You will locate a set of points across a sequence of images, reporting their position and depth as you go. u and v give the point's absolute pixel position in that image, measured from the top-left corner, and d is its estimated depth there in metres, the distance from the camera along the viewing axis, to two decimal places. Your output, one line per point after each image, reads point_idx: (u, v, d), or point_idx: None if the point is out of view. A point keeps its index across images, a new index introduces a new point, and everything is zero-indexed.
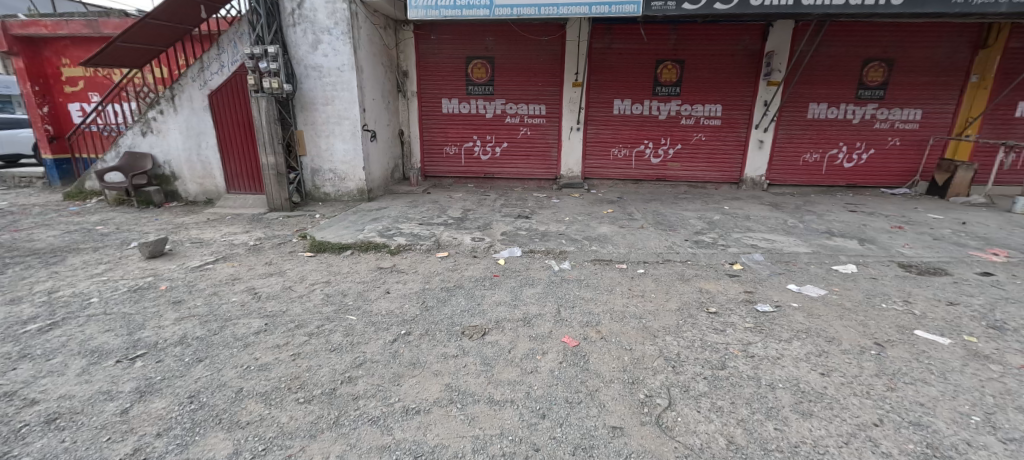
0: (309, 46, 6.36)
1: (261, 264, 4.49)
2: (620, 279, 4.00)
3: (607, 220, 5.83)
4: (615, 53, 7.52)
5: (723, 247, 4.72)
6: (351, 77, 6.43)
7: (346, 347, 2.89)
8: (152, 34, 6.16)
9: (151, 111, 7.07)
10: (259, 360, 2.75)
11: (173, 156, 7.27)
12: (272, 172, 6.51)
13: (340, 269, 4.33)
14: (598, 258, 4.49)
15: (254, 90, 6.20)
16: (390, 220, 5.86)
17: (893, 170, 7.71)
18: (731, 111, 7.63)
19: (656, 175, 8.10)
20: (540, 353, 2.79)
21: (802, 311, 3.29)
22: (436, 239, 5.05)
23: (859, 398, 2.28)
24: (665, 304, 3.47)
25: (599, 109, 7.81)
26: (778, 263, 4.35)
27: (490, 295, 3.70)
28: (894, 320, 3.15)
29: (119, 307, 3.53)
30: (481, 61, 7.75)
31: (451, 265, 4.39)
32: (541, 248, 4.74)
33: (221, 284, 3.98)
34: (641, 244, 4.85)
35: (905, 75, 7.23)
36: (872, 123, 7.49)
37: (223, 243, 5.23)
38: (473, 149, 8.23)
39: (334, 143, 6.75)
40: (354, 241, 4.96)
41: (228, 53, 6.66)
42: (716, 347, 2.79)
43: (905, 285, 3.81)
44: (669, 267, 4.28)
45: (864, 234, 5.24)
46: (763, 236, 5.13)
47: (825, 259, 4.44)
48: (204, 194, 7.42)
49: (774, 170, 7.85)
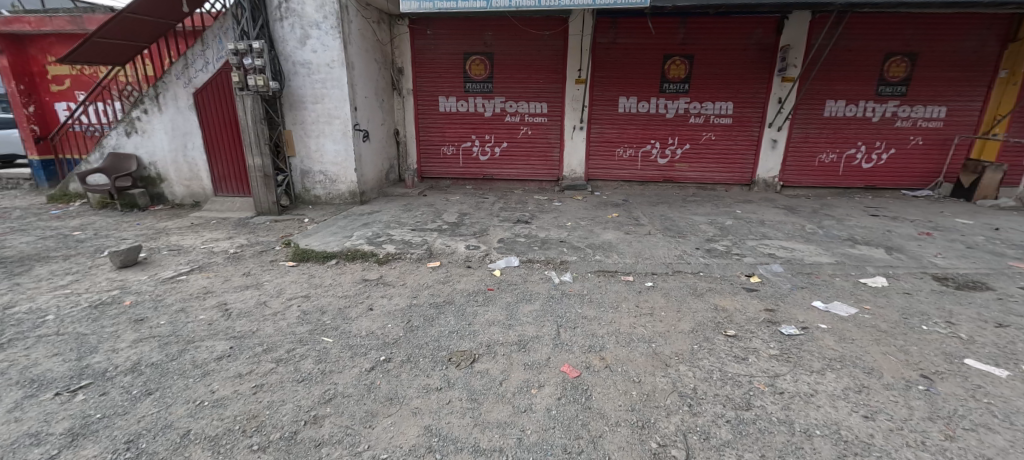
0: (296, 42, 6.03)
1: (238, 275, 4.16)
2: (627, 295, 3.64)
3: (612, 225, 5.47)
4: (621, 49, 7.14)
5: (739, 257, 4.33)
6: (342, 74, 6.10)
7: (315, 378, 2.56)
8: (131, 29, 5.85)
9: (135, 110, 6.77)
10: (216, 393, 2.43)
11: (159, 157, 6.97)
12: (259, 174, 6.20)
13: (322, 281, 4.00)
14: (602, 269, 4.13)
15: (238, 88, 5.87)
16: (381, 225, 5.53)
17: (914, 171, 7.28)
18: (743, 109, 7.22)
19: (663, 176, 7.71)
20: (536, 386, 2.45)
21: (831, 334, 2.94)
22: (428, 246, 4.71)
23: (913, 451, 1.91)
24: (677, 325, 3.10)
25: (603, 107, 7.44)
26: (800, 275, 3.97)
27: (483, 312, 3.36)
28: (938, 347, 2.79)
29: (74, 326, 3.21)
30: (480, 57, 7.39)
31: (442, 277, 4.05)
32: (540, 257, 4.39)
33: (191, 299, 3.65)
34: (648, 253, 4.48)
35: (930, 71, 6.81)
36: (893, 121, 7.08)
37: (202, 251, 4.90)
38: (472, 149, 7.88)
39: (325, 144, 6.42)
40: (340, 249, 4.64)
41: (213, 49, 6.33)
42: (739, 381, 2.43)
43: (944, 303, 3.43)
44: (680, 280, 3.92)
45: (890, 241, 4.85)
46: (780, 243, 4.73)
47: (851, 271, 4.05)
48: (191, 197, 7.13)
49: (788, 170, 7.44)
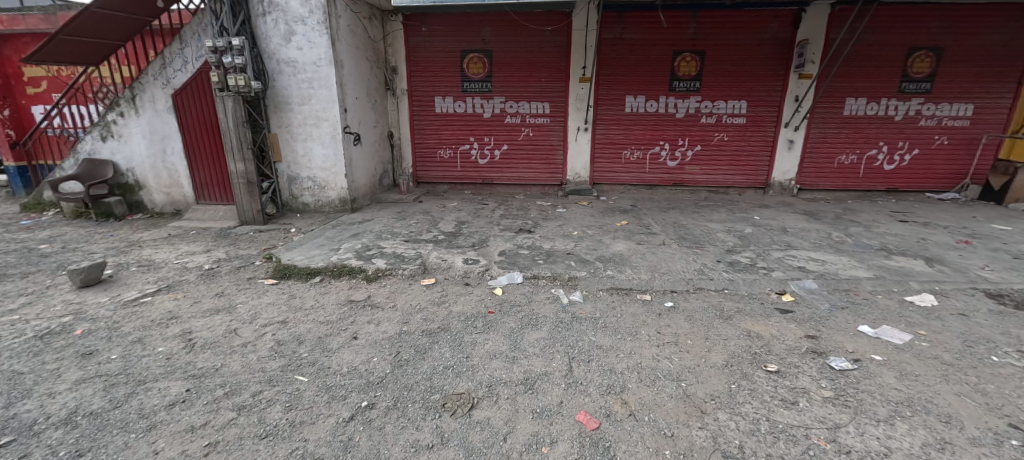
0: (281, 38, 5.62)
1: (210, 297, 3.73)
2: (645, 318, 3.21)
3: (622, 235, 5.05)
4: (627, 45, 6.73)
5: (766, 272, 3.91)
6: (330, 73, 5.68)
7: (281, 432, 2.13)
8: (102, 25, 5.43)
9: (110, 113, 6.34)
10: (160, 456, 2.00)
11: (136, 163, 6.55)
12: (242, 181, 5.77)
13: (302, 303, 3.57)
14: (615, 286, 3.71)
15: (218, 88, 5.44)
16: (372, 236, 5.11)
17: (940, 172, 6.87)
18: (757, 108, 6.80)
19: (673, 180, 7.29)
20: (548, 443, 2.03)
21: (889, 369, 2.52)
22: (422, 261, 4.29)
23: None
24: (707, 358, 2.67)
25: (609, 107, 7.03)
26: (836, 293, 3.55)
27: (482, 342, 2.94)
28: (1019, 385, 2.37)
29: (10, 363, 2.77)
30: (477, 55, 6.98)
31: (437, 297, 3.62)
32: (546, 273, 3.96)
33: (151, 327, 3.21)
34: (665, 267, 4.05)
35: (956, 66, 6.41)
36: (916, 119, 6.67)
37: (174, 267, 4.47)
38: (470, 152, 7.46)
39: (313, 148, 6.00)
40: (325, 265, 4.21)
41: (192, 47, 5.91)
42: (794, 435, 2.01)
43: (1007, 326, 3.02)
44: (704, 299, 3.50)
45: (928, 251, 4.43)
46: (808, 255, 4.31)
47: (893, 287, 3.63)
48: (171, 205, 6.70)
49: (805, 173, 7.03)
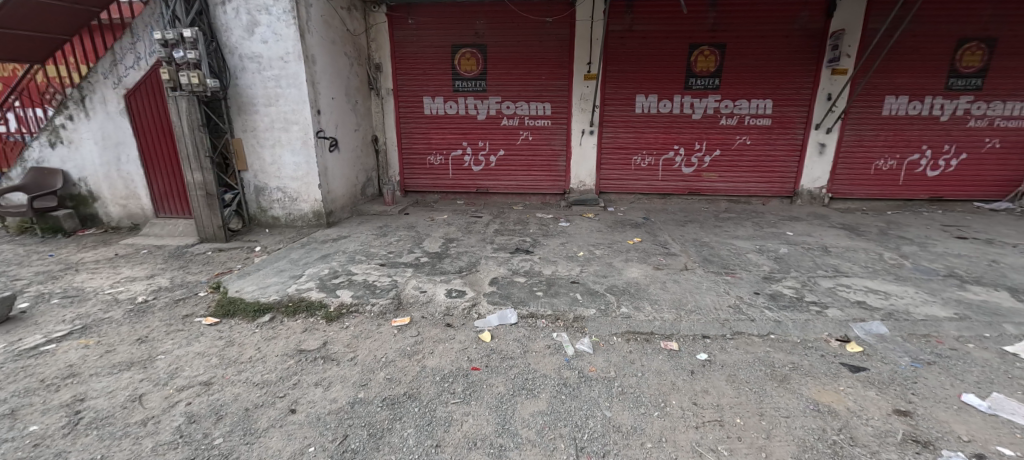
0: (243, 30, 4.91)
1: (128, 344, 2.99)
2: (677, 380, 2.46)
3: (635, 256, 4.31)
4: (638, 38, 6.00)
5: (820, 309, 3.15)
6: (299, 69, 4.96)
7: None
8: (35, 12, 4.72)
9: (58, 116, 5.65)
10: None
11: (89, 172, 5.85)
12: (200, 193, 5.07)
13: (239, 354, 2.82)
14: (633, 331, 2.96)
15: (170, 87, 4.73)
16: (344, 258, 4.37)
17: (990, 179, 6.10)
18: (784, 107, 6.06)
19: (688, 188, 6.54)
20: None
21: None
22: (396, 293, 3.56)
23: None
24: (768, 451, 1.93)
25: (617, 108, 6.30)
26: (914, 340, 2.80)
27: (460, 419, 2.20)
28: None
29: None
30: (470, 50, 6.27)
31: (409, 345, 2.88)
32: (545, 312, 3.21)
33: (36, 392, 2.49)
34: (692, 302, 3.31)
35: (1012, 59, 5.63)
36: (965, 120, 5.90)
37: (104, 299, 3.75)
38: (463, 158, 6.75)
39: (282, 155, 5.29)
40: (278, 299, 3.47)
41: (144, 42, 5.21)
42: None
43: None
44: (747, 349, 2.74)
45: (1008, 279, 3.67)
46: (864, 284, 3.56)
47: (986, 332, 2.87)
48: (128, 218, 6.00)
49: (838, 180, 6.27)
